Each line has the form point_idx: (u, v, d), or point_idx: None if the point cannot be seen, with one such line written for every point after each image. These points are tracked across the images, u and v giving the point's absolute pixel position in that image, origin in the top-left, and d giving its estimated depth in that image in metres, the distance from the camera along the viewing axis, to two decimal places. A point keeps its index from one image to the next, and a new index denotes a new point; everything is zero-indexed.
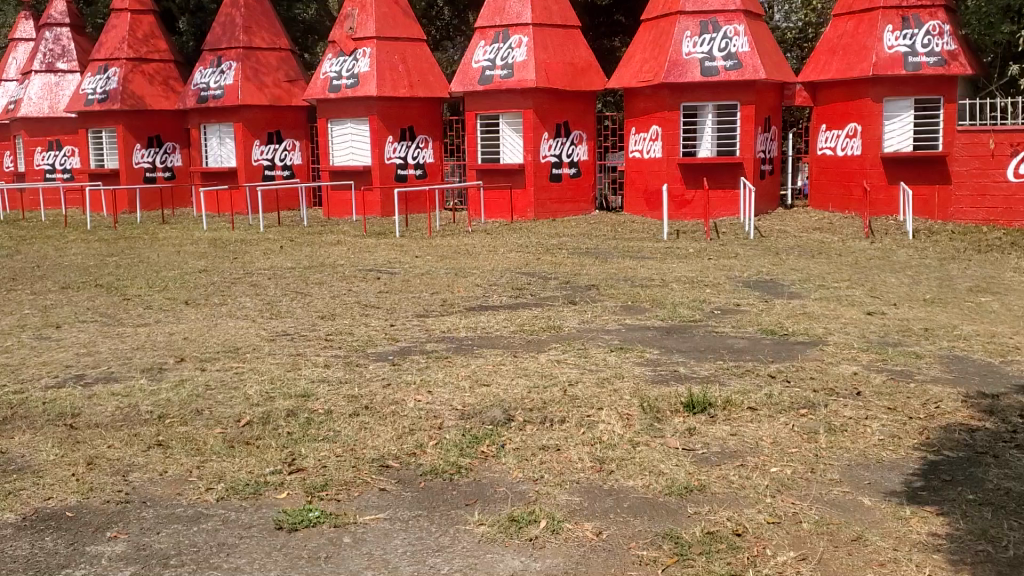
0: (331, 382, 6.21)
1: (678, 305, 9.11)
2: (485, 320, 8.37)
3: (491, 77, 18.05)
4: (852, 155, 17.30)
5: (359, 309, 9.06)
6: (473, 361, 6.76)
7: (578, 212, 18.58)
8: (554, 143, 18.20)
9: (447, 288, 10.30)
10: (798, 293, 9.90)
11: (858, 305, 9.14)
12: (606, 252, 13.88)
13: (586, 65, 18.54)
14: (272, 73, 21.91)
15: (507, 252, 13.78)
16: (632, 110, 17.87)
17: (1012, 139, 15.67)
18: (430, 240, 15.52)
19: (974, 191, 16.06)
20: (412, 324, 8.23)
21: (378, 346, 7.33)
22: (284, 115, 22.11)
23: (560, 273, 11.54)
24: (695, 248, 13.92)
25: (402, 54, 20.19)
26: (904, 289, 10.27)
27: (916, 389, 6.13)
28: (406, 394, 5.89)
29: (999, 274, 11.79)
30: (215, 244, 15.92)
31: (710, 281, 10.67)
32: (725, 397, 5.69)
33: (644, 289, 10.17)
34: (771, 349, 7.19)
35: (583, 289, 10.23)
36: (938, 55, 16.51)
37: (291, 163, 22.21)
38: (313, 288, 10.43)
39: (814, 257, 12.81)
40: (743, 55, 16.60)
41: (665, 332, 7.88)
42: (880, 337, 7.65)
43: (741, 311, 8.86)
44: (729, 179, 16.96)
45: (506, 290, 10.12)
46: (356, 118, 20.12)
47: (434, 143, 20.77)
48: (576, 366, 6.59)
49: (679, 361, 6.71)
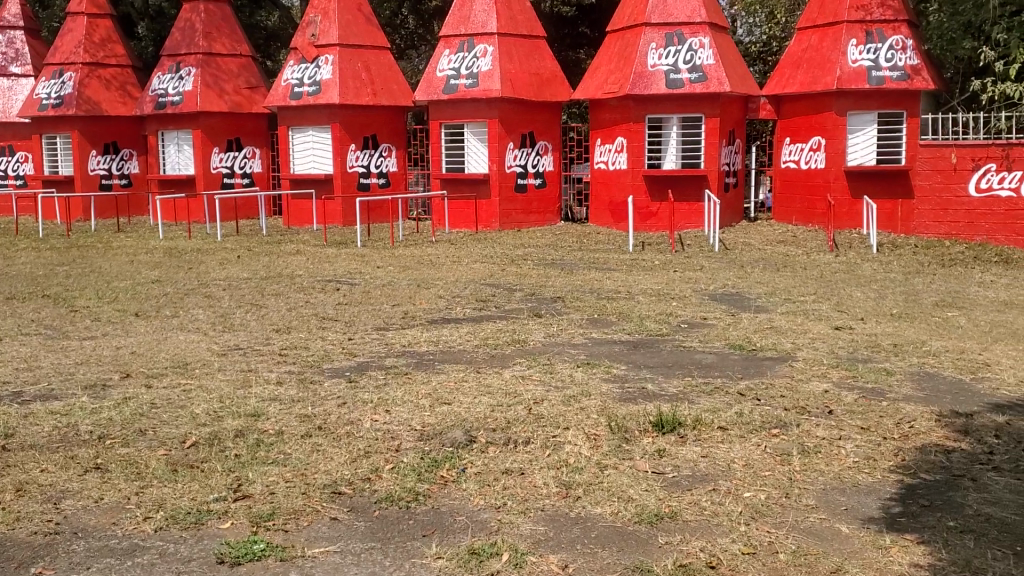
0: (283, 401, 5.93)
1: (645, 319, 8.92)
2: (447, 333, 8.12)
3: (455, 86, 17.83)
4: (816, 168, 17.31)
5: (316, 322, 8.77)
6: (434, 377, 6.49)
7: (543, 223, 18.41)
8: (519, 153, 18.01)
9: (408, 300, 10.04)
10: (765, 307, 9.77)
11: (827, 320, 9.02)
12: (571, 264, 13.69)
13: (551, 76, 18.39)
14: (232, 79, 21.51)
15: (471, 263, 13.54)
16: (597, 121, 17.74)
17: (974, 154, 15.63)
18: (392, 251, 15.23)
19: (936, 206, 16.03)
20: (371, 338, 7.95)
21: (334, 362, 7.04)
22: (244, 122, 21.73)
23: (525, 284, 11.33)
24: (661, 260, 13.78)
25: (365, 62, 19.91)
26: (871, 303, 10.18)
27: (889, 408, 5.97)
28: (362, 413, 5.63)
29: (963, 289, 11.78)
30: (171, 253, 15.51)
31: (676, 294, 10.52)
32: (694, 416, 5.49)
33: (610, 302, 9.99)
34: (740, 365, 7.01)
35: (548, 302, 10.02)
36: (901, 69, 16.60)
37: (250, 171, 21.88)
38: (269, 300, 10.11)
39: (780, 271, 12.73)
40: (708, 68, 16.55)
41: (631, 346, 7.68)
42: (850, 353, 7.51)
43: (708, 325, 8.69)
44: (695, 191, 16.88)
45: (470, 302, 9.88)
46: (318, 126, 19.80)
47: (397, 152, 20.51)
48: (541, 383, 6.36)
49: (647, 378, 6.51)
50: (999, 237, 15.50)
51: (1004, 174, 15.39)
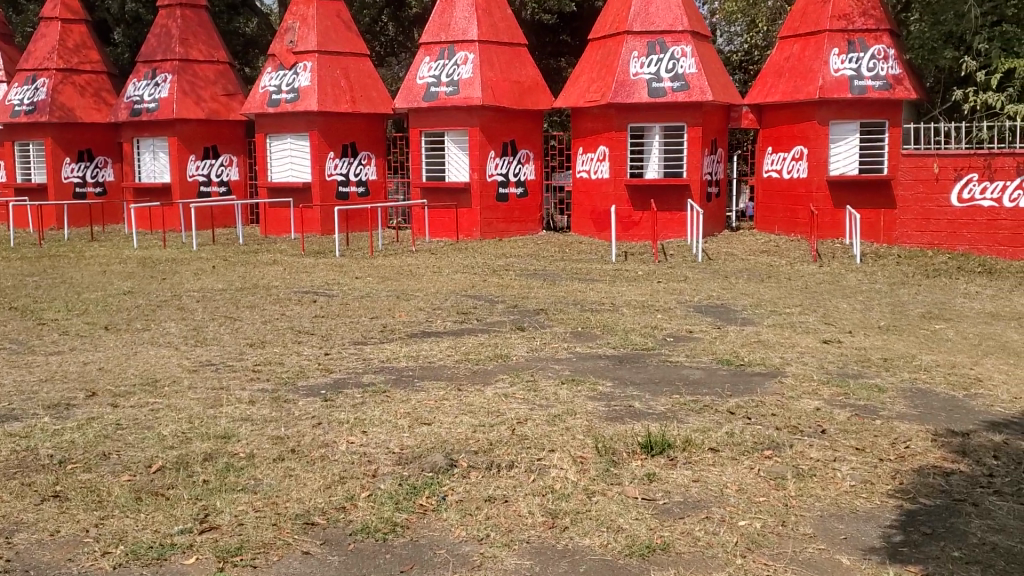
0: (255, 422, 5.68)
1: (629, 332, 8.73)
2: (427, 348, 7.88)
3: (435, 94, 17.61)
4: (798, 178, 17.21)
5: (292, 336, 8.51)
6: (413, 396, 6.25)
7: (524, 232, 18.22)
8: (500, 162, 17.81)
9: (388, 312, 9.80)
10: (751, 319, 9.60)
11: (814, 333, 8.86)
12: (554, 274, 13.49)
13: (532, 84, 18.22)
14: (209, 86, 21.20)
15: (452, 274, 13.32)
16: (579, 130, 17.57)
17: (956, 164, 15.55)
18: (371, 261, 14.98)
19: (918, 216, 15.92)
20: (349, 353, 7.71)
21: (310, 379, 6.79)
22: (221, 130, 21.43)
23: (507, 296, 11.12)
24: (644, 271, 13.60)
25: (344, 70, 19.67)
26: (857, 316, 10.04)
27: (883, 427, 5.79)
28: (338, 435, 5.40)
29: (949, 300, 11.67)
30: (145, 263, 15.18)
31: (661, 305, 10.34)
32: (684, 436, 5.28)
33: (594, 314, 9.79)
34: (728, 381, 6.81)
35: (531, 314, 9.81)
36: (883, 79, 16.55)
37: (227, 179, 21.58)
38: (244, 313, 9.85)
39: (764, 281, 12.59)
40: (690, 77, 16.42)
41: (617, 361, 7.47)
42: (840, 368, 7.34)
43: (694, 338, 8.51)
44: (677, 201, 16.74)
45: (451, 315, 9.65)
46: (296, 134, 19.53)
47: (377, 160, 20.27)
48: (524, 401, 6.14)
49: (634, 395, 6.30)
50: (981, 247, 15.38)
51: (986, 184, 15.28)
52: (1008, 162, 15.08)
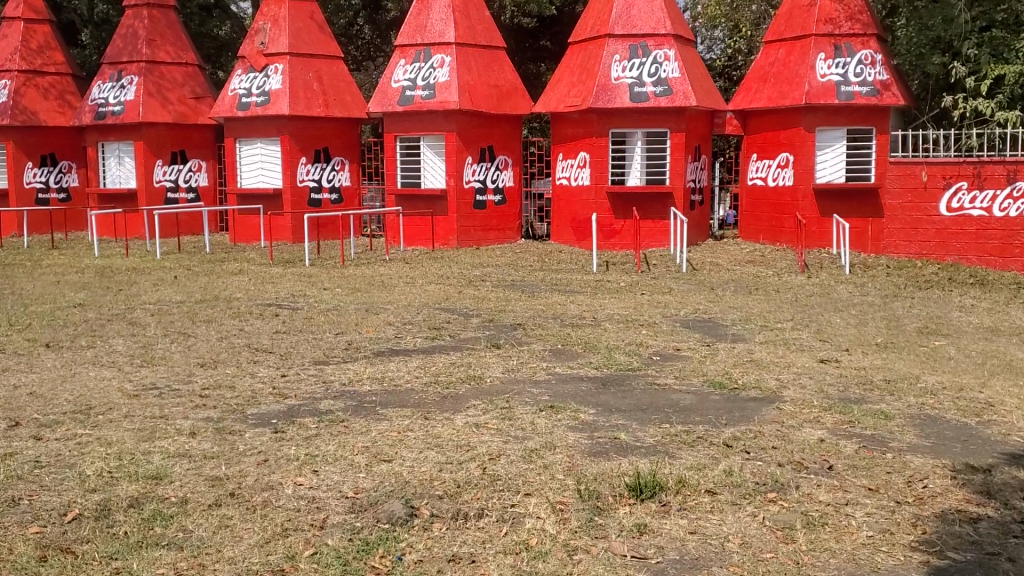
0: (193, 459, 5.04)
1: (613, 350, 8.12)
2: (395, 369, 7.25)
3: (411, 97, 16.99)
4: (783, 186, 16.71)
5: (248, 356, 7.85)
6: (373, 426, 5.62)
7: (503, 241, 17.61)
8: (477, 168, 17.21)
9: (354, 327, 9.14)
10: (742, 336, 9.01)
11: (810, 352, 8.29)
12: (533, 285, 12.88)
13: (511, 88, 17.64)
14: (177, 89, 20.47)
15: (426, 285, 12.69)
16: (559, 135, 16.98)
17: (944, 172, 15.09)
18: (342, 271, 14.34)
19: (905, 225, 15.47)
20: (308, 376, 7.05)
21: (261, 408, 6.13)
22: (189, 134, 20.69)
23: (483, 309, 10.51)
24: (627, 282, 13.03)
25: (317, 72, 19.01)
26: (853, 332, 9.48)
27: (895, 462, 5.21)
28: (285, 476, 4.78)
29: (945, 314, 11.16)
30: (103, 273, 14.45)
31: (645, 320, 9.75)
32: (676, 476, 4.71)
33: (575, 330, 9.18)
34: (722, 408, 6.22)
35: (508, 329, 9.21)
36: (870, 84, 16.07)
37: (196, 185, 20.85)
38: (200, 328, 9.18)
39: (752, 294, 12.05)
40: (673, 82, 15.89)
41: (600, 384, 6.86)
42: (842, 393, 6.76)
43: (683, 357, 7.91)
44: (660, 209, 16.18)
45: (422, 331, 9.02)
46: (267, 139, 18.85)
47: (350, 166, 19.61)
48: (497, 432, 5.52)
49: (620, 426, 5.69)
50: (970, 257, 14.93)
51: (975, 193, 14.82)
52: (998, 170, 14.60)
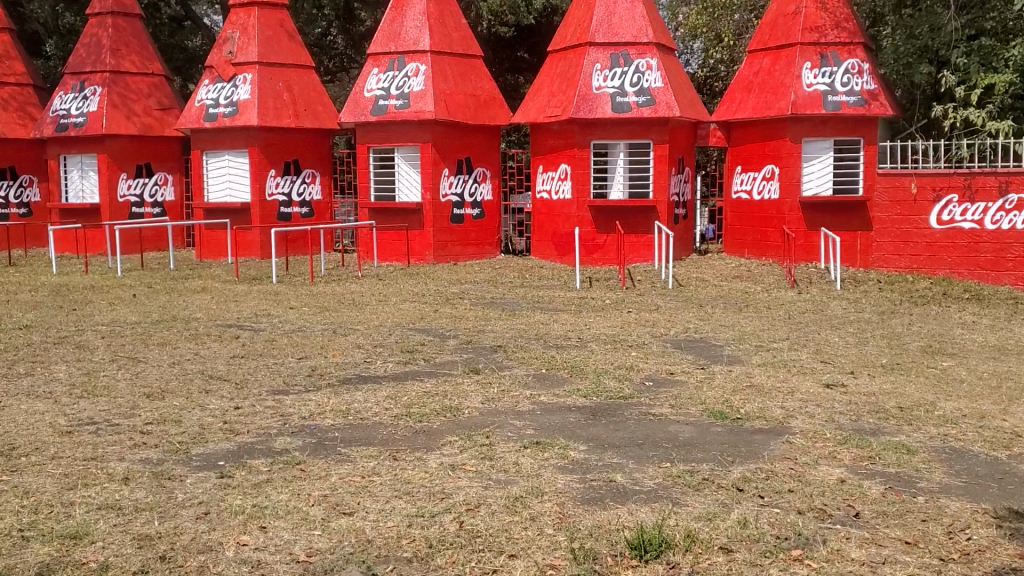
0: (123, 513, 4.33)
1: (601, 375, 7.46)
2: (363, 399, 6.55)
3: (384, 107, 16.35)
4: (769, 199, 16.14)
5: (200, 385, 7.15)
6: (335, 470, 4.94)
7: (481, 256, 16.95)
8: (454, 181, 16.55)
9: (319, 351, 8.44)
10: (738, 358, 8.39)
11: (813, 375, 7.67)
12: (514, 303, 12.23)
13: (489, 98, 17.02)
14: (143, 99, 19.71)
15: (400, 303, 12.00)
16: (538, 147, 16.37)
17: (934, 183, 14.61)
18: (311, 288, 13.63)
19: (895, 238, 14.98)
20: (265, 410, 6.35)
21: (208, 447, 5.42)
22: (155, 146, 19.93)
23: (460, 329, 9.85)
24: (611, 298, 12.40)
25: (287, 82, 18.32)
26: (854, 352, 8.88)
27: (929, 508, 4.59)
28: (228, 533, 4.09)
29: (946, 331, 10.60)
30: (59, 291, 13.65)
31: (633, 341, 9.12)
32: (684, 529, 4.09)
33: (559, 352, 8.52)
34: (726, 442, 5.56)
35: (487, 352, 8.54)
36: (857, 94, 15.56)
37: (162, 200, 20.07)
38: (151, 353, 8.44)
39: (743, 311, 11.46)
40: (656, 91, 15.34)
41: (588, 416, 6.20)
42: (855, 423, 6.13)
43: (677, 383, 7.27)
44: (643, 223, 15.59)
45: (394, 354, 8.33)
46: (235, 151, 18.14)
47: (322, 179, 18.92)
48: (475, 476, 4.85)
49: (614, 465, 5.02)
50: (963, 271, 14.42)
51: (967, 205, 14.32)
52: (990, 181, 14.12)
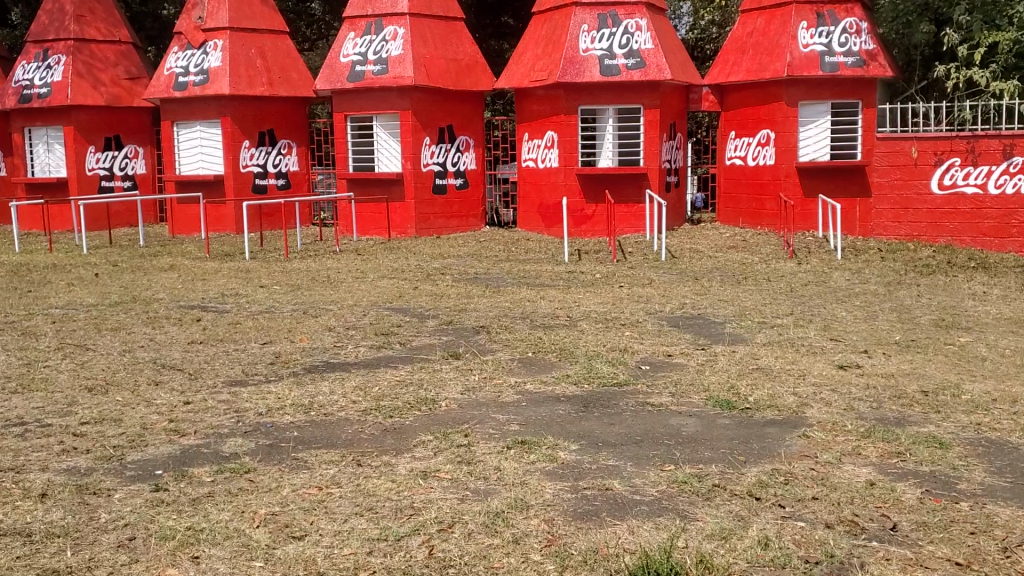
0: (30, 541, 3.66)
1: (592, 360, 6.80)
2: (328, 391, 5.89)
3: (361, 73, 15.54)
4: (765, 165, 15.31)
5: (150, 376, 6.46)
6: (289, 480, 4.28)
7: (465, 229, 16.23)
8: (436, 150, 15.81)
9: (285, 335, 7.74)
10: (741, 337, 7.74)
11: (823, 355, 7.02)
12: (498, 278, 11.55)
13: (471, 62, 16.18)
14: (110, 69, 18.81)
15: (378, 280, 11.31)
16: (523, 113, 15.59)
17: (936, 147, 13.91)
18: (284, 265, 12.89)
19: (896, 205, 14.27)
20: (218, 406, 5.66)
21: (145, 453, 4.75)
22: (124, 118, 19.06)
23: (440, 308, 9.17)
24: (602, 272, 11.73)
25: (259, 49, 17.44)
26: (865, 329, 8.24)
27: (977, 517, 3.93)
28: (154, 566, 3.44)
29: (958, 303, 10.01)
30: (16, 271, 12.88)
31: (627, 320, 8.46)
32: (695, 554, 3.47)
33: (546, 333, 7.86)
34: (734, 438, 4.92)
35: (468, 334, 7.86)
36: (856, 55, 14.69)
37: (133, 173, 19.25)
38: (102, 340, 7.73)
39: (741, 284, 10.84)
40: (646, 53, 14.59)
41: (580, 408, 5.54)
42: (877, 412, 5.49)
43: (676, 367, 6.61)
44: (634, 192, 14.91)
45: (368, 337, 7.66)
46: (207, 121, 17.34)
47: (298, 150, 18.12)
48: (450, 485, 4.18)
49: (610, 469, 4.38)
50: (965, 238, 13.84)
51: (970, 169, 13.72)
52: (993, 144, 13.54)
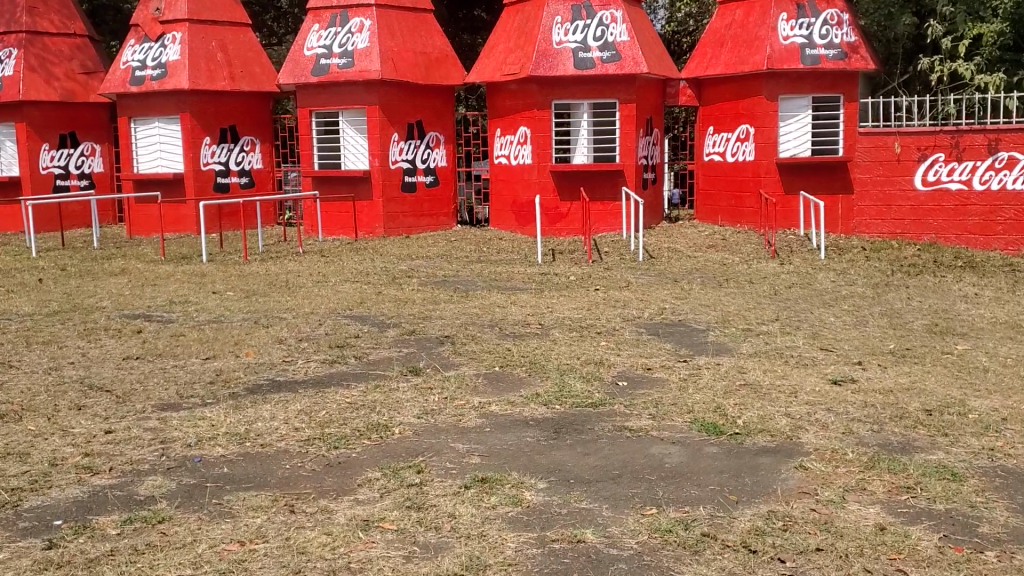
0: None
1: (563, 375, 6.19)
2: (269, 418, 5.27)
3: (326, 67, 14.87)
4: (744, 161, 14.76)
5: (73, 399, 5.80)
6: (211, 532, 3.68)
7: (436, 228, 15.59)
8: (405, 146, 15.16)
9: (230, 350, 7.10)
10: (725, 346, 7.17)
11: (815, 368, 6.45)
12: (468, 282, 10.92)
13: (440, 55, 15.53)
14: (64, 63, 18.00)
15: (339, 284, 10.65)
16: (494, 108, 14.99)
17: (919, 142, 13.42)
18: (242, 268, 12.23)
19: (878, 202, 13.81)
20: (143, 435, 5.03)
21: (47, 498, 4.11)
22: (80, 114, 18.24)
23: (402, 316, 8.55)
24: (576, 275, 11.16)
25: (220, 42, 16.71)
26: (857, 337, 7.70)
27: (1007, 572, 3.39)
28: None
29: (951, 306, 9.51)
30: None
31: (602, 328, 7.87)
32: None
33: (515, 344, 7.25)
34: (724, 471, 4.35)
35: (430, 346, 7.24)
36: (837, 47, 14.17)
37: (89, 171, 18.44)
38: (28, 356, 7.04)
39: (722, 286, 10.29)
40: (621, 46, 14.03)
41: (550, 435, 4.94)
42: (879, 437, 4.94)
43: (657, 383, 6.03)
44: (610, 189, 14.34)
45: (321, 351, 7.02)
46: (166, 117, 16.60)
47: (262, 146, 17.41)
48: (396, 539, 3.60)
49: (582, 515, 3.79)
50: (949, 236, 13.38)
51: (954, 165, 13.27)
52: (978, 139, 13.11)
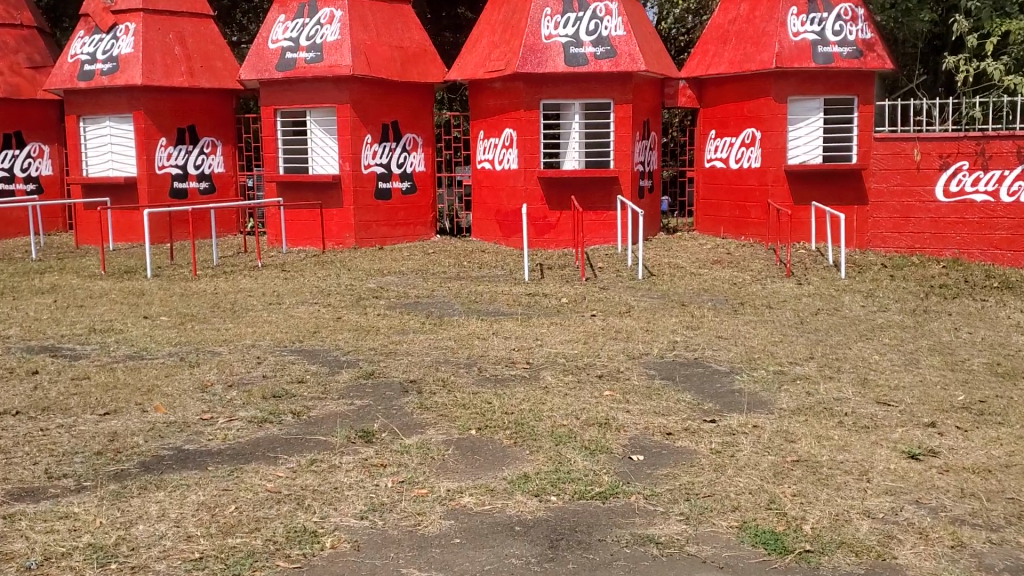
0: None
1: (559, 446, 4.73)
2: (155, 519, 3.81)
3: (292, 61, 13.38)
4: (749, 168, 13.30)
5: None
6: None
7: (412, 238, 14.15)
8: (379, 150, 13.71)
9: (137, 401, 5.62)
10: (760, 398, 5.74)
11: (880, 434, 5.03)
12: (443, 304, 9.48)
13: (418, 51, 14.08)
14: (9, 56, 16.41)
15: (296, 306, 9.20)
16: (477, 109, 13.54)
17: (941, 149, 12.02)
18: (188, 286, 10.75)
19: (896, 214, 12.41)
20: None
21: None
22: (27, 112, 16.61)
23: (362, 351, 7.09)
24: (568, 295, 9.73)
25: (178, 34, 15.21)
26: (916, 384, 6.29)
27: None
28: None
29: (1006, 338, 8.15)
30: None
31: (604, 370, 6.44)
32: None
33: (496, 394, 5.78)
34: None
35: (390, 397, 5.76)
36: (852, 45, 12.73)
37: (37, 175, 16.81)
38: None
39: (737, 312, 8.89)
40: (617, 41, 12.64)
41: (545, 550, 3.51)
42: (1006, 555, 3.53)
43: (682, 457, 4.60)
44: (603, 198, 12.93)
45: (252, 404, 5.55)
46: (119, 115, 15.06)
47: (224, 149, 15.90)
48: None
49: None
50: (974, 252, 11.98)
51: (979, 174, 11.87)
52: (1006, 145, 11.68)
